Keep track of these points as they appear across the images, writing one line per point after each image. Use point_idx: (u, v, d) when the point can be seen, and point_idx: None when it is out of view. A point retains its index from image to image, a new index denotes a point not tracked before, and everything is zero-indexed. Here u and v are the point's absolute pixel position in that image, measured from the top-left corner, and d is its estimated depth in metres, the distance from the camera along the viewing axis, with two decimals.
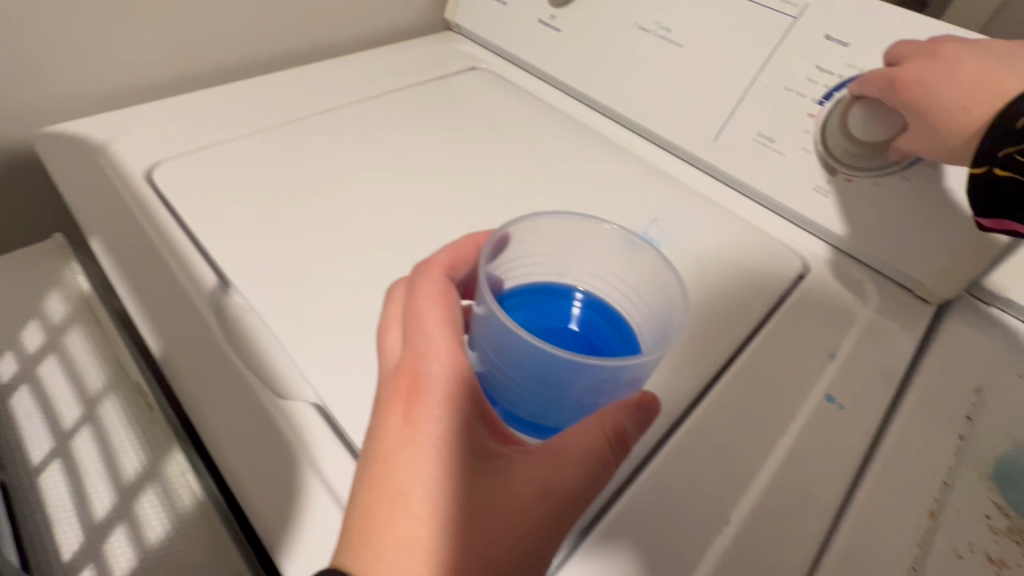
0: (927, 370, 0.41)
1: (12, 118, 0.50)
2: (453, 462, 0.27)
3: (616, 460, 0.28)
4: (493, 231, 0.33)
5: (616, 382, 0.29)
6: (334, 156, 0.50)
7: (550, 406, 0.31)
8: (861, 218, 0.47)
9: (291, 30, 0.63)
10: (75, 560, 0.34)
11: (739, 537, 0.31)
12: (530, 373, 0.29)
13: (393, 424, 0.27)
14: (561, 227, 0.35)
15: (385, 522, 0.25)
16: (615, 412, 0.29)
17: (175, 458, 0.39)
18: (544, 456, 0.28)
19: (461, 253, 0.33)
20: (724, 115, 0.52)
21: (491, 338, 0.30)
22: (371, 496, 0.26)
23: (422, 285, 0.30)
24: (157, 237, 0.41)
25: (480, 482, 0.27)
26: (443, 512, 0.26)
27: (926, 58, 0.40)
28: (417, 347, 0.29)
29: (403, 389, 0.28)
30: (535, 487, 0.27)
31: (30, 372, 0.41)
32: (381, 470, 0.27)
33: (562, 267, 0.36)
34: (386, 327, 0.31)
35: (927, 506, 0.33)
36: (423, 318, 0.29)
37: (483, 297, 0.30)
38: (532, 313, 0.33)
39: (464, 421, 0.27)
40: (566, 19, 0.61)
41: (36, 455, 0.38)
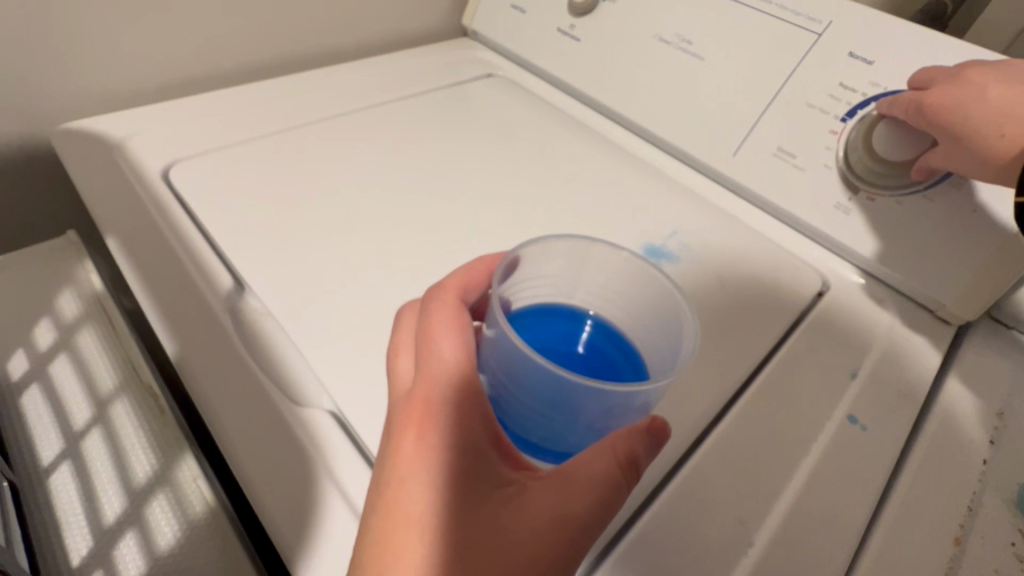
0: (949, 393, 0.41)
1: (30, 113, 0.49)
2: (463, 488, 0.26)
3: (628, 485, 0.27)
4: (505, 253, 0.32)
5: (627, 407, 0.28)
6: (353, 160, 0.50)
7: (561, 430, 0.29)
8: (883, 237, 0.46)
9: (310, 32, 0.63)
10: (84, 565, 0.34)
11: (763, 559, 0.30)
12: (542, 397, 0.28)
13: (405, 450, 0.27)
14: (572, 250, 0.34)
15: (396, 552, 0.25)
16: (628, 438, 0.27)
17: (187, 463, 0.38)
18: (556, 481, 0.27)
19: (474, 274, 0.32)
20: (745, 129, 0.51)
21: (501, 359, 0.29)
22: (382, 523, 0.26)
23: (434, 307, 0.30)
24: (174, 237, 0.41)
25: (491, 511, 0.26)
26: (453, 539, 0.25)
27: (953, 82, 0.40)
28: (430, 372, 0.28)
29: (415, 414, 0.27)
30: (546, 515, 0.26)
31: (42, 371, 0.40)
32: (393, 496, 0.26)
33: (570, 289, 0.35)
34: (397, 350, 0.31)
35: (953, 533, 0.33)
36: (435, 342, 0.29)
37: (494, 316, 0.29)
38: (542, 335, 0.32)
39: (476, 448, 0.27)
40: (586, 29, 0.62)
41: (46, 455, 0.37)
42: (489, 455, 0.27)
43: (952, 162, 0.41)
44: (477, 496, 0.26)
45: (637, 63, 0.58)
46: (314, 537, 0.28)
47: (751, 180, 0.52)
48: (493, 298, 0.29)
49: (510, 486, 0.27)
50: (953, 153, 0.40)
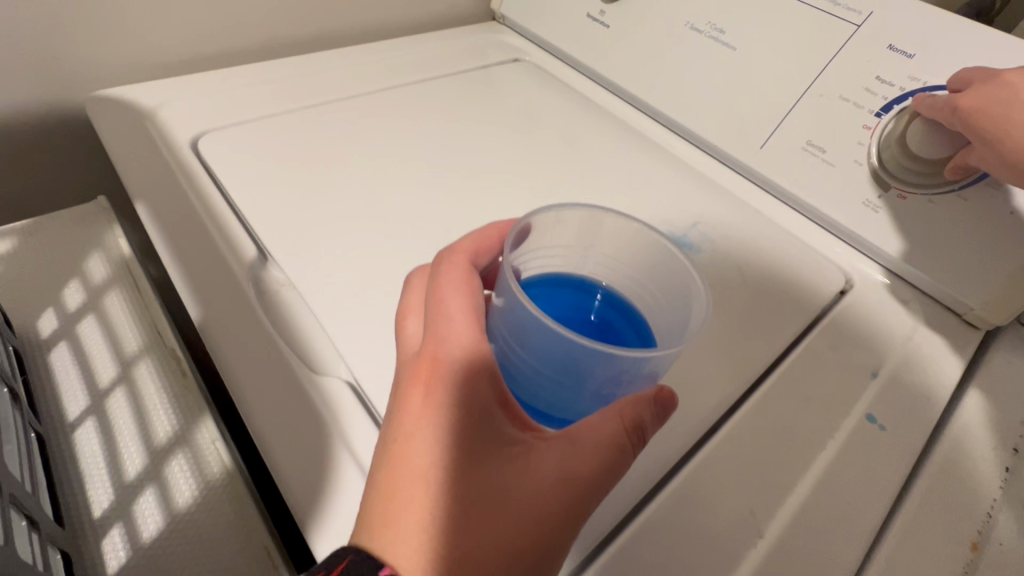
0: (972, 400, 0.40)
1: (66, 79, 0.50)
2: (469, 447, 0.26)
3: (634, 452, 0.28)
4: (516, 220, 0.31)
5: (635, 374, 0.28)
6: (376, 139, 0.50)
7: (568, 396, 0.29)
8: (912, 237, 0.45)
9: (339, 11, 0.63)
10: (104, 518, 0.35)
11: (773, 552, 0.30)
12: (551, 363, 0.28)
13: (411, 407, 0.27)
14: (584, 219, 0.33)
15: (403, 504, 0.25)
16: (636, 406, 0.28)
17: (205, 425, 0.39)
18: (562, 443, 0.28)
19: (485, 240, 0.32)
20: (775, 121, 0.50)
21: (510, 325, 0.29)
22: (389, 477, 0.26)
23: (445, 270, 0.30)
24: (200, 205, 0.41)
25: (496, 469, 0.27)
26: (459, 495, 0.26)
27: (989, 84, 0.39)
28: (439, 331, 0.28)
29: (423, 373, 0.27)
30: (552, 475, 0.27)
31: (70, 331, 0.41)
32: (398, 451, 0.26)
33: (579, 261, 0.34)
34: (406, 312, 0.31)
35: (970, 538, 0.33)
36: (445, 304, 0.29)
37: (505, 284, 0.29)
38: (549, 304, 0.32)
39: (483, 408, 0.27)
40: (615, 16, 0.61)
41: (72, 410, 0.38)
42: (496, 416, 0.27)
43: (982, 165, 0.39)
44: (482, 455, 0.26)
45: (667, 52, 0.57)
46: (327, 493, 0.29)
47: (778, 175, 0.51)
48: (504, 265, 0.29)
49: (516, 446, 0.27)
50: (986, 156, 0.39)
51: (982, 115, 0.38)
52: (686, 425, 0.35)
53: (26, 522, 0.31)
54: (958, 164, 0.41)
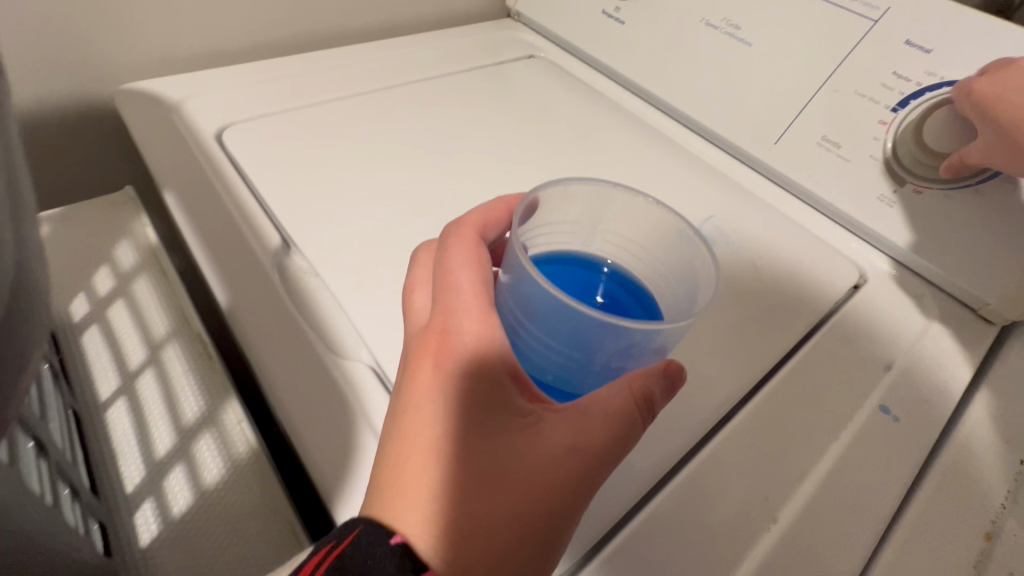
0: (986, 393, 0.40)
1: (96, 72, 0.52)
2: (480, 417, 0.27)
3: (643, 423, 0.29)
4: (525, 194, 0.32)
5: (644, 347, 0.29)
6: (395, 132, 0.51)
7: (577, 370, 0.30)
8: (926, 232, 0.45)
9: (358, 7, 0.64)
10: (137, 492, 0.37)
11: (786, 536, 0.31)
12: (561, 335, 0.28)
13: (422, 378, 0.28)
14: (593, 194, 0.34)
15: (414, 474, 0.26)
16: (645, 378, 0.28)
17: (232, 407, 0.39)
18: (573, 415, 0.28)
19: (493, 214, 0.33)
20: (790, 116, 0.51)
21: (519, 300, 0.29)
22: (400, 448, 0.27)
23: (453, 243, 0.31)
24: (225, 195, 0.42)
25: (506, 440, 0.27)
26: (471, 464, 0.26)
27: (1008, 68, 0.39)
28: (447, 304, 0.29)
29: (432, 345, 0.28)
30: (562, 446, 0.27)
31: (101, 315, 0.43)
32: (410, 422, 0.27)
33: (587, 238, 0.35)
34: (415, 286, 0.32)
35: (983, 528, 0.33)
36: (453, 276, 0.29)
37: (513, 260, 0.29)
38: (559, 278, 0.32)
39: (493, 379, 0.27)
40: (631, 12, 0.61)
41: (105, 390, 0.40)
42: (507, 388, 0.27)
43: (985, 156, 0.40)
44: (492, 425, 0.27)
45: (681, 47, 0.57)
46: (353, 473, 0.30)
47: (791, 170, 0.51)
48: (512, 241, 0.29)
49: (527, 417, 0.28)
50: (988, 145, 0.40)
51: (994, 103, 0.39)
52: (699, 413, 0.35)
53: (67, 489, 0.35)
54: (954, 163, 0.42)
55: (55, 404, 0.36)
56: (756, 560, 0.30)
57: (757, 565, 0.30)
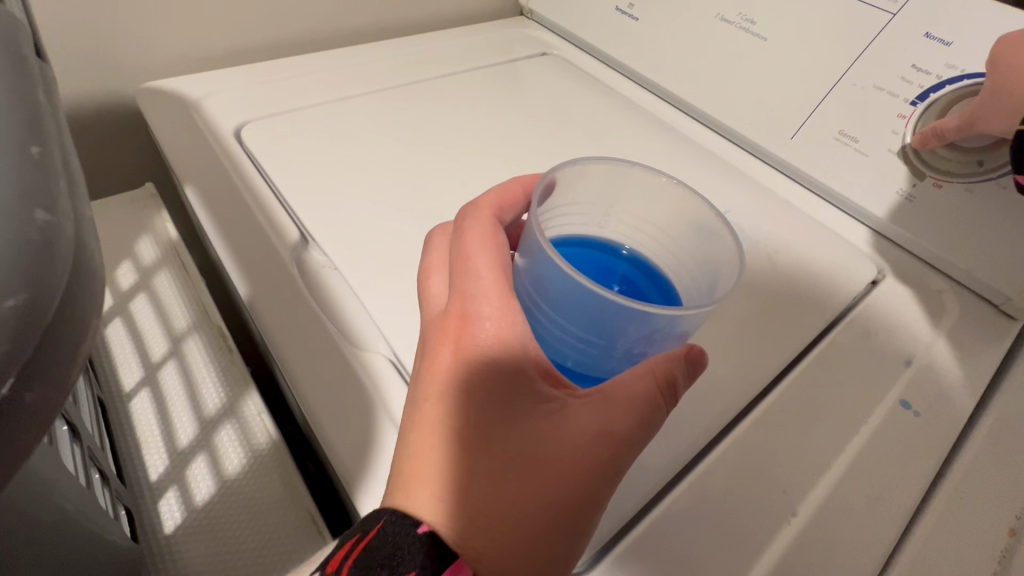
0: (1009, 388, 0.40)
1: (118, 72, 0.53)
2: (499, 404, 0.27)
3: (666, 408, 0.29)
4: (542, 175, 0.32)
5: (667, 333, 0.29)
6: (411, 130, 0.51)
7: (598, 356, 0.30)
8: (947, 227, 0.45)
9: (372, 6, 0.65)
10: (161, 481, 0.37)
11: (807, 529, 0.31)
12: (581, 320, 0.28)
13: (440, 364, 0.28)
14: (608, 173, 0.35)
15: (437, 463, 0.27)
16: (668, 362, 0.29)
17: (251, 398, 0.40)
18: (596, 401, 0.28)
19: (510, 196, 0.34)
20: (806, 110, 0.50)
21: (538, 283, 0.30)
22: (422, 438, 0.28)
23: (470, 227, 0.31)
24: (245, 190, 0.43)
25: (529, 426, 0.27)
26: (492, 452, 0.27)
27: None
28: (466, 288, 0.29)
29: (451, 331, 0.28)
30: (587, 432, 0.27)
31: (124, 307, 0.43)
32: (432, 410, 0.28)
33: (602, 220, 0.36)
34: (431, 270, 0.32)
35: (1008, 524, 0.33)
36: (471, 261, 0.29)
37: (532, 240, 0.29)
38: (577, 259, 0.33)
39: (514, 365, 0.27)
40: (644, 9, 0.61)
41: (129, 382, 0.41)
42: (530, 374, 0.27)
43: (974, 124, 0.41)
44: (514, 413, 0.27)
45: (696, 43, 0.57)
46: (376, 464, 0.30)
47: (807, 165, 0.51)
48: (531, 221, 0.29)
49: (550, 403, 0.28)
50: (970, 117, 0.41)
51: (1004, 74, 0.40)
52: (718, 406, 0.35)
53: (98, 475, 0.34)
54: (929, 134, 0.43)
55: (83, 391, 0.36)
56: (778, 553, 0.30)
57: (779, 557, 0.30)
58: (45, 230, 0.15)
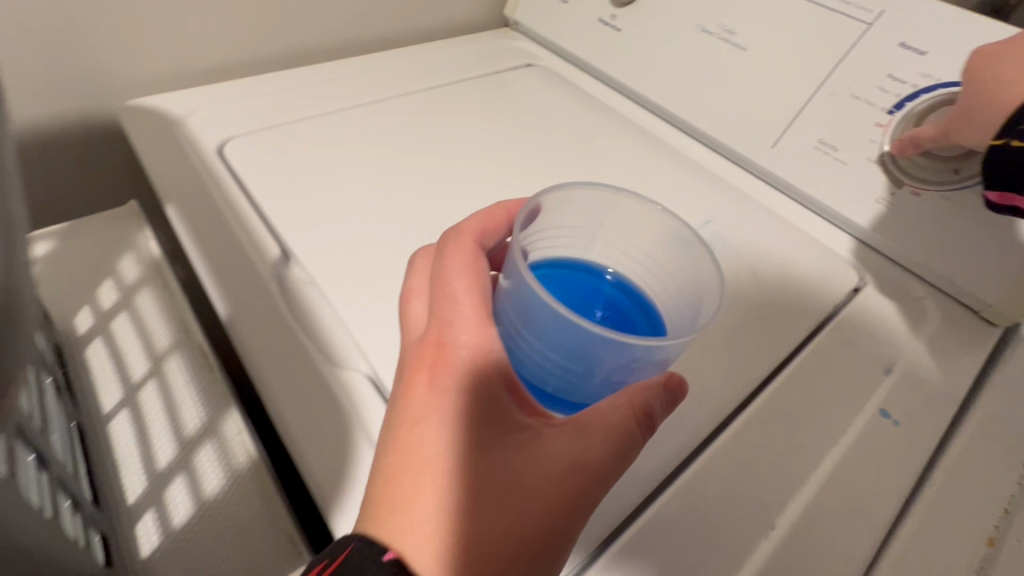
0: (989, 395, 0.40)
1: (100, 90, 0.53)
2: (473, 432, 0.27)
3: (642, 438, 0.29)
4: (526, 200, 0.33)
5: (646, 362, 0.29)
6: (394, 142, 0.51)
7: (577, 382, 0.30)
8: (926, 234, 0.45)
9: (357, 20, 0.65)
10: (139, 503, 0.37)
11: (785, 543, 0.31)
12: (560, 347, 0.29)
13: (417, 390, 0.28)
14: (595, 197, 0.35)
15: (409, 490, 0.26)
16: (646, 393, 0.29)
17: (232, 418, 0.40)
18: (572, 430, 0.29)
19: (493, 221, 0.34)
20: (786, 120, 0.51)
21: (517, 307, 0.30)
22: (395, 463, 0.27)
23: (451, 252, 0.31)
24: (227, 208, 0.43)
25: (504, 455, 0.27)
26: (465, 480, 0.26)
27: (999, 54, 0.39)
28: (445, 315, 0.29)
29: (429, 357, 0.29)
30: (562, 461, 0.28)
31: (105, 326, 0.44)
32: (406, 436, 0.27)
33: (588, 244, 0.36)
34: (412, 294, 0.32)
35: (987, 533, 0.33)
36: (450, 287, 0.30)
37: (512, 266, 0.30)
38: (559, 286, 0.33)
39: (489, 393, 0.27)
40: (626, 20, 0.62)
41: (108, 403, 0.41)
42: (503, 401, 0.28)
43: (948, 133, 0.41)
44: (490, 441, 0.27)
45: (677, 53, 0.58)
46: (351, 488, 0.30)
47: (788, 173, 0.51)
48: (513, 247, 0.30)
49: (526, 431, 0.28)
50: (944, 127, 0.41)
51: (976, 83, 0.40)
52: (697, 418, 0.35)
53: (69, 501, 0.33)
54: (905, 144, 0.44)
55: (56, 414, 0.36)
56: (755, 567, 0.30)
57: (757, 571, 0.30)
58: (8, 284, 0.14)
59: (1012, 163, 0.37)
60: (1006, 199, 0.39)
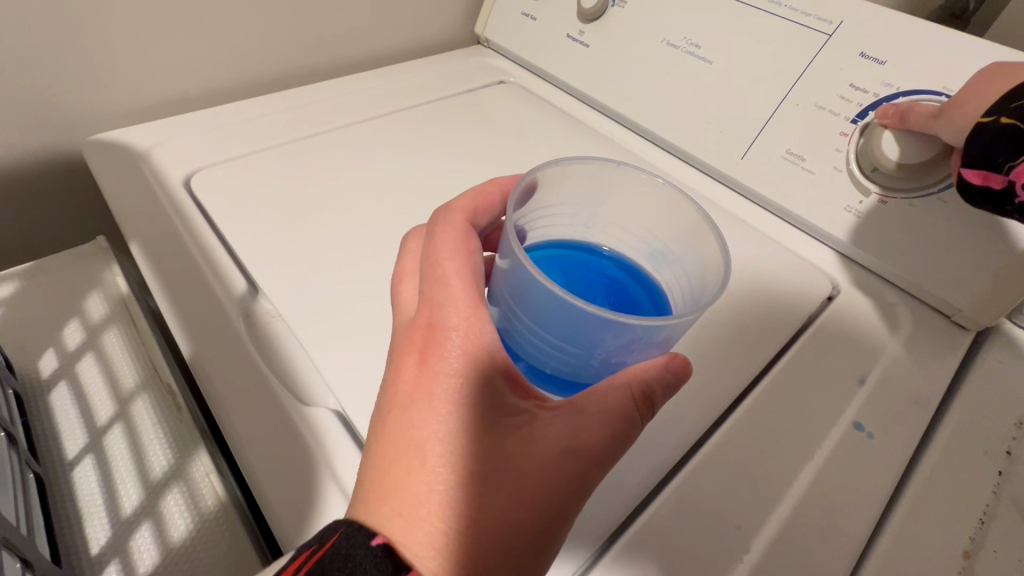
0: (962, 402, 0.40)
1: (63, 127, 0.53)
2: (464, 416, 0.26)
3: (641, 420, 0.28)
4: (523, 175, 0.32)
5: (647, 342, 0.29)
6: (365, 167, 0.51)
7: (577, 364, 0.30)
8: (896, 239, 0.45)
9: (326, 44, 0.65)
10: (102, 554, 0.36)
11: (761, 565, 0.30)
12: (557, 328, 0.29)
13: (407, 373, 0.27)
14: (593, 172, 0.35)
15: (400, 476, 0.25)
16: (646, 374, 0.28)
17: (200, 458, 0.40)
18: (568, 413, 0.28)
19: (484, 199, 0.34)
20: (754, 131, 0.51)
21: (514, 289, 0.30)
22: (384, 447, 0.26)
23: (442, 230, 0.31)
24: (192, 242, 0.42)
25: (498, 439, 0.27)
26: (457, 464, 0.26)
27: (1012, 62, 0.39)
28: (435, 296, 0.28)
29: (418, 340, 0.28)
30: (557, 445, 0.27)
31: (70, 369, 0.44)
32: (396, 420, 0.27)
33: (588, 220, 0.36)
34: (403, 276, 0.32)
35: (962, 546, 0.32)
36: (441, 266, 0.29)
37: (508, 246, 0.29)
38: (561, 266, 0.33)
39: (484, 376, 0.27)
40: (595, 35, 0.62)
41: (71, 449, 0.40)
42: (499, 386, 0.27)
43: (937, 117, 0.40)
44: (483, 424, 0.26)
45: (645, 68, 0.58)
46: (317, 522, 0.30)
47: (759, 183, 0.51)
48: (507, 228, 0.29)
49: (521, 415, 0.27)
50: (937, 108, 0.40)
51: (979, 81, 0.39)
52: (671, 439, 0.35)
53: (20, 563, 0.33)
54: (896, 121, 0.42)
55: (8, 468, 0.35)
56: None
57: None
58: None
59: (996, 140, 0.36)
60: (984, 179, 0.37)
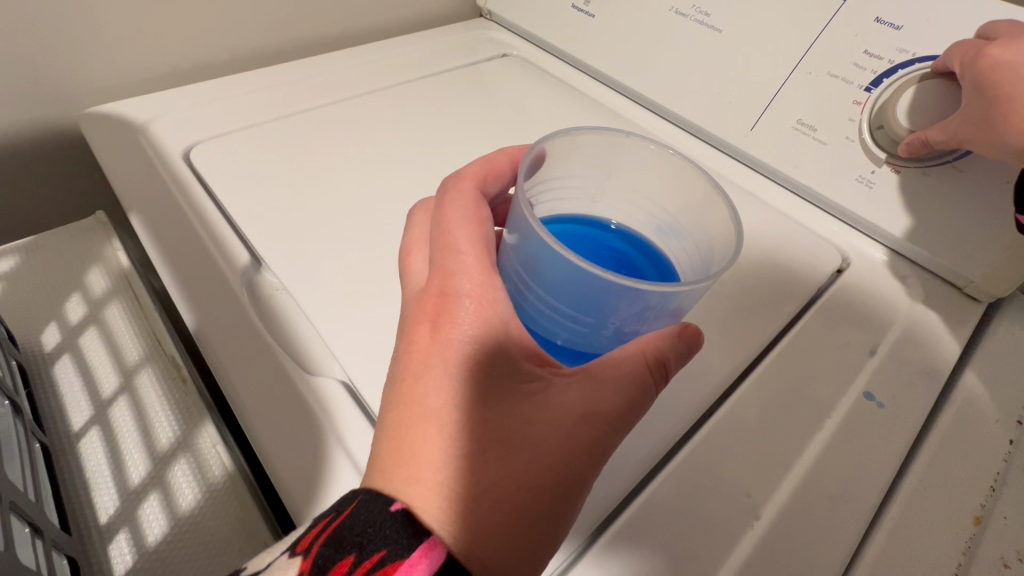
0: (973, 374, 0.39)
1: (58, 100, 0.51)
2: (479, 383, 0.26)
3: (655, 389, 0.28)
4: (531, 146, 0.31)
5: (660, 311, 0.28)
6: (367, 140, 0.50)
7: (588, 334, 0.30)
8: (907, 211, 0.45)
9: (324, 15, 0.63)
10: (111, 523, 0.37)
11: (771, 532, 0.30)
12: (568, 297, 0.28)
13: (420, 342, 0.27)
14: (600, 143, 0.34)
15: (417, 443, 0.25)
16: (659, 342, 0.28)
17: (207, 430, 0.40)
18: (583, 379, 0.27)
19: (493, 168, 0.33)
20: (765, 101, 0.50)
21: (525, 259, 0.29)
22: (400, 415, 0.26)
23: (452, 199, 0.30)
24: (194, 216, 0.42)
25: (514, 405, 0.26)
26: (473, 430, 0.25)
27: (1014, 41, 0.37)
28: (446, 265, 0.28)
29: (430, 308, 0.27)
30: (573, 411, 0.26)
31: (73, 343, 0.44)
32: (410, 388, 0.26)
33: (596, 194, 0.36)
34: (412, 247, 0.31)
35: (973, 513, 0.32)
36: (453, 234, 0.28)
37: (519, 216, 0.29)
38: (571, 239, 0.33)
39: (498, 343, 0.26)
40: (600, 5, 0.61)
41: (77, 421, 0.40)
42: (513, 353, 0.27)
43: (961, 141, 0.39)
44: (498, 391, 0.26)
45: (652, 40, 0.57)
46: (330, 489, 0.30)
47: (768, 155, 0.50)
48: (517, 197, 0.29)
49: (535, 382, 0.27)
50: (960, 131, 0.39)
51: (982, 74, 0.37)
52: (680, 409, 0.35)
53: (28, 529, 0.33)
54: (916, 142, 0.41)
55: (14, 437, 0.35)
56: (741, 557, 0.29)
57: (743, 561, 0.29)
58: None
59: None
60: None
